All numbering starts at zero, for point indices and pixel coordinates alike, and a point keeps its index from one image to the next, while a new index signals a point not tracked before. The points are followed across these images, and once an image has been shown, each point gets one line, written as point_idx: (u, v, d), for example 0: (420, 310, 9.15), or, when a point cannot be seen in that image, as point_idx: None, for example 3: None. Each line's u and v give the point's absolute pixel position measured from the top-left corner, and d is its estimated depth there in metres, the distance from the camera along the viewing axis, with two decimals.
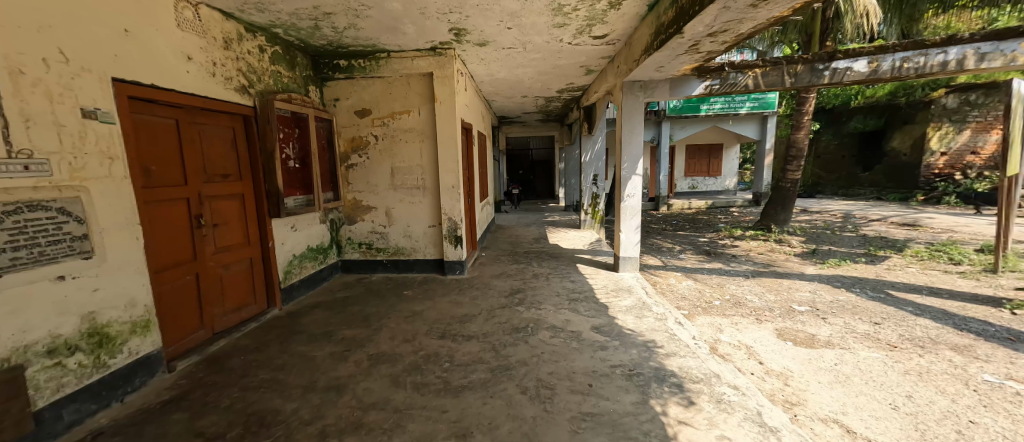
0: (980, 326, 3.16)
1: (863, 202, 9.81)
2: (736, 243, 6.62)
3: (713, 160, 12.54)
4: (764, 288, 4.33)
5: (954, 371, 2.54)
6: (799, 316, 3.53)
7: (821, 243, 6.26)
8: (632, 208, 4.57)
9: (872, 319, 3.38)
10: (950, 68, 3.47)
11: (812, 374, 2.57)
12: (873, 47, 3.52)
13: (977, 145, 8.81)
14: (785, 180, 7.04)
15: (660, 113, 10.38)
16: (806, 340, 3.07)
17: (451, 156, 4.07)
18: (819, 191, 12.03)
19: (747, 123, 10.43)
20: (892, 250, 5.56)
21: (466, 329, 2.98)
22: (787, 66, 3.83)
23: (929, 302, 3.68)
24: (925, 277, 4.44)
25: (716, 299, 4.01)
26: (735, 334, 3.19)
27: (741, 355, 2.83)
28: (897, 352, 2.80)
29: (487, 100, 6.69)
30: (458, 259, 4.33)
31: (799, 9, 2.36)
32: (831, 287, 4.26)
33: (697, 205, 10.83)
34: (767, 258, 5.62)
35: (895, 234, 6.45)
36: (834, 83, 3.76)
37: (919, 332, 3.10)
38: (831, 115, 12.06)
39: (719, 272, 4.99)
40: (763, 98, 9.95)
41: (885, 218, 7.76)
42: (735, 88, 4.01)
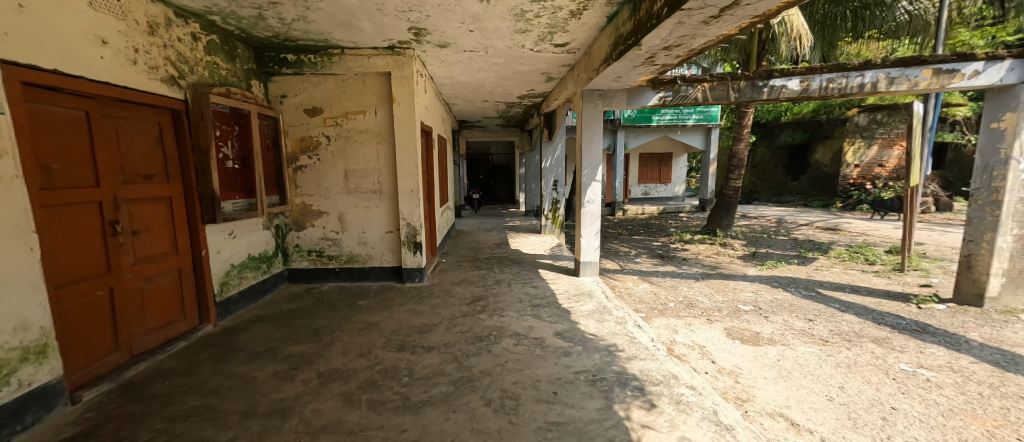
0: (893, 319, 3.55)
1: (793, 209, 10.82)
2: (686, 246, 7.00)
3: (663, 168, 13.24)
4: (712, 289, 4.59)
5: (876, 361, 2.82)
6: (745, 315, 3.76)
7: (759, 246, 6.79)
8: (592, 213, 4.66)
9: (806, 316, 3.69)
10: (868, 90, 3.84)
11: (759, 370, 2.73)
12: (804, 68, 3.86)
13: (883, 159, 10.18)
14: (728, 187, 7.56)
15: (616, 122, 10.79)
16: (751, 338, 3.27)
17: (410, 159, 3.92)
18: (756, 198, 13.11)
19: (693, 133, 11.17)
20: (818, 251, 6.15)
21: (426, 340, 2.85)
22: (731, 82, 4.12)
23: (851, 299, 4.10)
24: (846, 276, 4.94)
25: (670, 302, 4.19)
26: (689, 335, 3.33)
27: (696, 355, 2.95)
28: (828, 346, 3.07)
29: (446, 104, 6.57)
30: (417, 266, 4.16)
31: (744, 29, 2.52)
32: (770, 287, 4.61)
33: (650, 210, 11.37)
34: (714, 260, 5.98)
35: (820, 238, 7.16)
36: (772, 99, 4.08)
37: (845, 327, 3.42)
38: (765, 128, 13.21)
39: (673, 275, 5.23)
40: (707, 111, 10.66)
41: (811, 223, 8.60)
42: (686, 100, 4.23)
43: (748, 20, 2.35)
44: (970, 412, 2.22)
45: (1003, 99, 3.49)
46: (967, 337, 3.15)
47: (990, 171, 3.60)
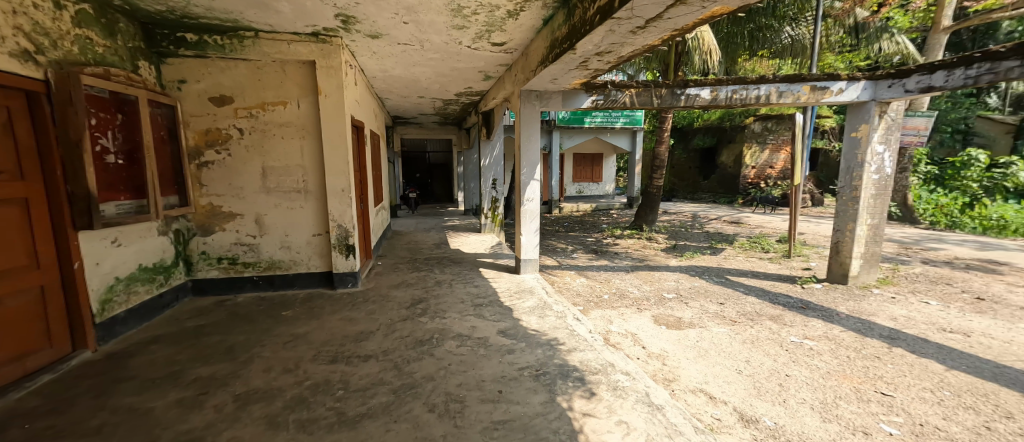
0: (785, 299, 4.15)
1: (705, 205, 12.13)
2: (617, 241, 7.48)
3: (595, 168, 14.00)
4: (640, 280, 4.96)
5: (773, 336, 3.28)
6: (669, 303, 4.13)
7: (679, 239, 7.50)
8: (531, 211, 4.75)
9: (718, 300, 4.16)
10: (764, 101, 4.40)
11: (683, 352, 3.02)
12: (713, 79, 4.33)
13: (772, 161, 11.74)
14: (652, 186, 8.22)
15: (551, 123, 11.15)
16: (675, 323, 3.60)
17: (340, 156, 3.64)
18: (674, 195, 14.44)
19: (620, 135, 11.97)
20: (726, 242, 6.97)
21: (362, 348, 2.68)
22: (654, 89, 4.46)
23: (752, 283, 4.71)
24: (748, 263, 5.66)
25: (605, 294, 4.44)
26: (622, 324, 3.57)
27: (629, 342, 3.17)
28: (736, 326, 3.49)
29: (378, 98, 6.24)
30: (350, 271, 3.89)
31: (665, 40, 2.75)
32: (688, 276, 5.12)
33: (584, 208, 11.95)
34: (641, 253, 6.48)
35: (727, 230, 8.13)
36: (688, 106, 4.51)
37: (749, 308, 3.93)
38: (681, 132, 14.58)
39: (606, 268, 5.56)
40: (633, 115, 11.44)
41: (720, 217, 9.73)
42: (616, 104, 4.52)
43: (669, 33, 2.57)
44: (840, 372, 2.69)
45: (859, 114, 4.25)
46: (837, 310, 3.80)
47: (852, 173, 4.36)
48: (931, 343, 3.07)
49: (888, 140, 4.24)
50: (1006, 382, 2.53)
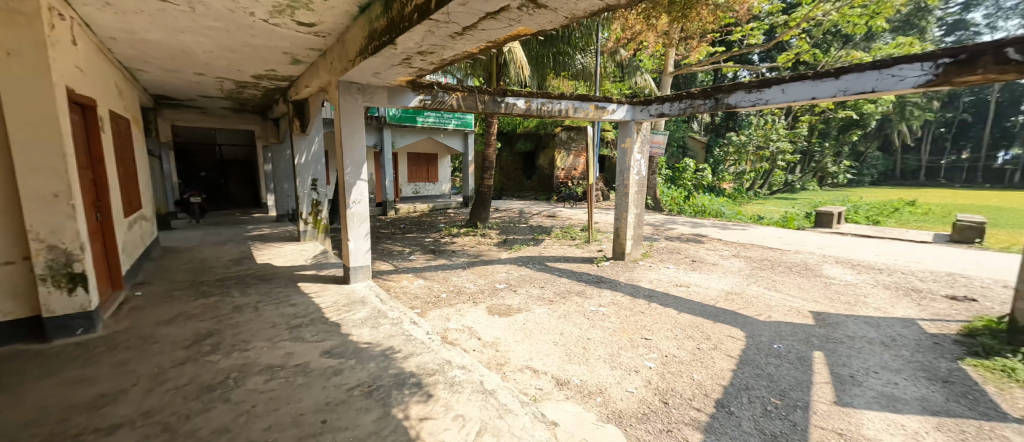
0: (587, 277, 5.10)
1: (529, 202, 13.76)
2: (455, 239, 7.68)
3: (431, 168, 13.97)
4: (476, 275, 5.23)
5: (579, 308, 3.99)
6: (500, 293, 4.49)
7: (509, 233, 8.26)
8: (359, 213, 4.36)
9: (540, 284, 4.79)
10: (565, 114, 5.26)
11: (512, 336, 3.33)
12: (526, 92, 4.92)
13: (574, 165, 14.25)
14: (483, 185, 8.73)
15: (381, 119, 10.52)
16: (506, 310, 3.95)
17: (47, 147, 2.47)
18: (504, 194, 15.82)
19: (452, 137, 12.20)
20: (545, 234, 8.09)
21: (105, 417, 1.90)
22: (478, 94, 4.75)
23: (565, 266, 5.62)
24: (562, 250, 6.71)
25: (443, 292, 4.49)
26: (459, 319, 3.68)
27: (466, 336, 3.30)
28: (553, 305, 4.09)
29: (123, 67, 4.55)
30: (79, 310, 2.72)
31: (482, 50, 2.95)
32: (517, 266, 5.70)
33: (421, 208, 11.79)
34: (476, 249, 6.83)
35: (546, 223, 9.44)
36: (508, 112, 5.00)
37: (562, 287, 4.66)
38: (506, 136, 15.85)
39: (444, 267, 5.63)
40: (464, 118, 11.82)
41: (540, 212, 11.22)
42: (443, 106, 4.60)
43: (485, 43, 2.77)
44: (621, 328, 3.49)
45: (626, 130, 5.57)
46: (620, 281, 4.91)
47: (623, 176, 5.65)
48: (671, 296, 4.33)
49: (643, 151, 5.69)
50: (706, 315, 3.79)
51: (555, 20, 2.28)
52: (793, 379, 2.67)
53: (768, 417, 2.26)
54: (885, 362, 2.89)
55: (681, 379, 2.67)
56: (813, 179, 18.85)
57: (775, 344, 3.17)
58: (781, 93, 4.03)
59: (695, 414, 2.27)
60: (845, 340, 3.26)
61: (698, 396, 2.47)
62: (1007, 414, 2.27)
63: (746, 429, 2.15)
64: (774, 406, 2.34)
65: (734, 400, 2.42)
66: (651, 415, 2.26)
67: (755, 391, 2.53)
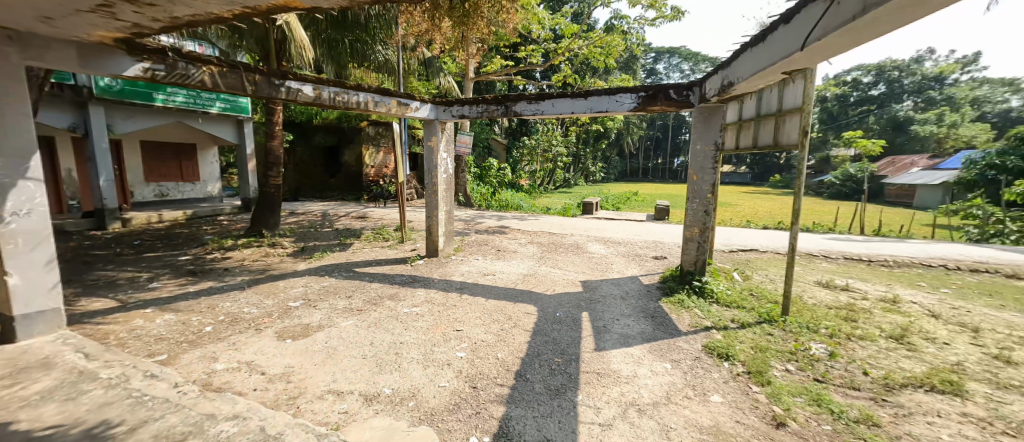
0: (400, 278, 4.91)
1: (334, 203, 12.25)
2: (228, 254, 6.03)
3: (186, 163, 10.52)
4: (260, 295, 4.24)
5: (391, 313, 3.79)
6: (295, 312, 3.79)
7: (307, 240, 7.09)
8: (31, 231, 2.88)
9: (347, 294, 4.30)
10: (364, 107, 4.83)
11: (311, 360, 2.86)
12: (313, 77, 4.27)
13: (385, 162, 13.72)
14: (268, 185, 7.15)
15: (82, 92, 7.02)
16: (302, 331, 3.36)
17: None
18: (301, 194, 13.51)
19: (221, 124, 9.45)
20: (354, 237, 7.35)
21: None
22: (245, 73, 3.81)
23: (376, 270, 5.25)
24: (373, 253, 6.25)
25: (208, 324, 3.43)
26: (233, 356, 2.89)
27: (243, 376, 2.61)
28: (362, 314, 3.75)
29: None
30: None
31: (237, 15, 2.38)
32: (318, 277, 4.95)
33: (171, 216, 8.75)
34: (261, 264, 5.56)
35: (355, 225, 8.61)
36: (290, 100, 4.22)
37: (373, 294, 4.33)
38: (299, 128, 13.48)
39: (210, 291, 4.33)
40: (235, 101, 9.30)
41: (348, 213, 10.16)
42: (188, 82, 3.48)
43: (240, 8, 2.27)
44: (435, 325, 3.52)
45: (431, 129, 5.59)
46: (433, 278, 4.95)
47: (432, 174, 5.68)
48: (480, 285, 4.67)
49: (449, 150, 5.86)
50: (508, 298, 4.27)
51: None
52: (570, 338, 3.31)
53: (553, 375, 2.72)
54: (623, 311, 3.96)
55: (488, 361, 2.91)
56: (580, 177, 24.15)
57: (558, 313, 3.86)
58: (551, 106, 4.89)
59: (500, 390, 2.51)
60: (601, 299, 4.29)
61: (501, 373, 2.73)
62: (680, 331, 3.49)
63: (538, 391, 2.51)
64: (558, 365, 2.83)
65: (530, 367, 2.80)
66: (462, 403, 2.36)
67: (544, 355, 3.00)
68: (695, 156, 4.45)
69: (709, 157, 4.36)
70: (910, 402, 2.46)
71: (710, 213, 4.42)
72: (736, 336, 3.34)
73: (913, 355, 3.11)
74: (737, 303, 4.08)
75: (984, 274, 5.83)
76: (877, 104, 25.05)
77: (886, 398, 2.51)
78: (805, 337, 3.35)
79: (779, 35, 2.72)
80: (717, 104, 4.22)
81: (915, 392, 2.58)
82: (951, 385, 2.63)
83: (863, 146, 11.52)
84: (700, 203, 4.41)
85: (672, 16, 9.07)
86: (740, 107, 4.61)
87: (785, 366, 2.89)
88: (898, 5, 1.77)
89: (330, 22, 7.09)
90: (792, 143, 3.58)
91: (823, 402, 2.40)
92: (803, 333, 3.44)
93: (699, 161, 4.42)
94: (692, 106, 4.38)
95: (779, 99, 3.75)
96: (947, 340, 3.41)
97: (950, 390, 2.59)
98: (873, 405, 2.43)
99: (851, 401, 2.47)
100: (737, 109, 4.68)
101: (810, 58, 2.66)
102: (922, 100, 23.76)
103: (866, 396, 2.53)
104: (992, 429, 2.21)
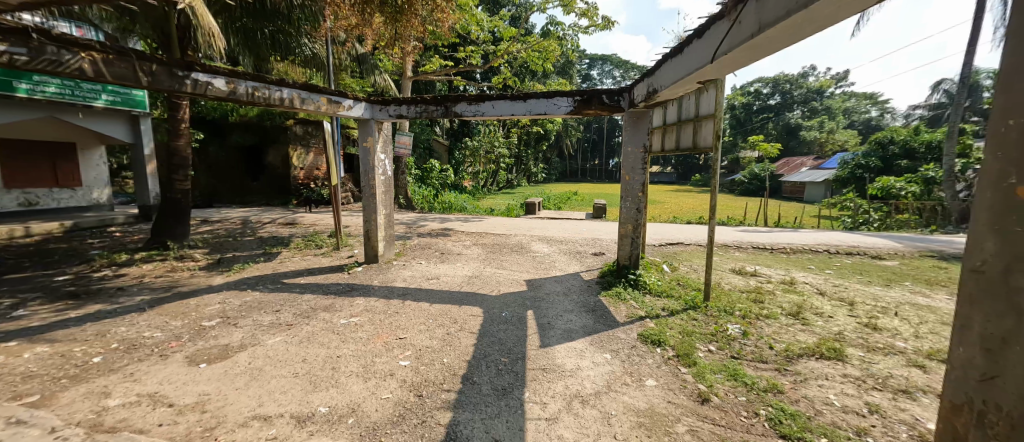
0: (336, 287, 4.60)
1: (257, 208, 11.11)
2: (122, 271, 5.17)
3: (61, 165, 8.83)
4: (165, 317, 3.69)
5: (327, 326, 3.53)
6: (211, 332, 3.37)
7: (225, 251, 6.33)
8: None
9: (273, 309, 3.91)
10: (288, 104, 4.43)
11: (231, 384, 2.56)
12: (227, 69, 3.82)
13: (317, 164, 12.56)
14: (174, 190, 6.27)
15: None
16: (220, 353, 3.00)
17: None
18: (216, 200, 12.04)
19: (110, 120, 8.13)
20: (281, 246, 6.71)
21: None
22: (139, 62, 3.32)
23: (308, 281, 4.86)
24: (304, 262, 5.77)
25: (96, 355, 2.92)
26: (132, 389, 2.48)
27: (144, 411, 2.26)
28: (293, 329, 3.45)
29: None
30: None
31: None
32: (239, 291, 4.45)
33: (43, 229, 7.31)
34: (167, 280, 4.85)
35: (282, 232, 7.87)
36: (198, 94, 3.76)
37: (305, 306, 4.00)
38: (212, 126, 12.02)
39: (99, 316, 3.68)
40: (126, 93, 8.00)
41: (274, 220, 9.27)
42: (60, 69, 2.94)
43: None
44: (375, 335, 3.34)
45: (366, 129, 5.29)
46: (373, 285, 4.71)
47: (369, 176, 5.39)
48: (424, 290, 4.53)
49: (386, 151, 5.59)
50: (453, 301, 4.20)
51: None
52: (515, 337, 3.35)
53: (500, 375, 2.73)
54: (566, 306, 4.12)
55: (433, 367, 2.83)
56: (523, 178, 24.53)
57: (503, 313, 3.89)
58: (492, 108, 4.90)
59: (446, 396, 2.46)
60: (545, 297, 4.40)
61: (447, 378, 2.68)
62: (618, 322, 3.71)
63: (485, 392, 2.51)
64: (503, 365, 2.85)
65: (476, 370, 2.78)
66: (406, 413, 2.28)
67: (491, 356, 3.00)
68: (627, 157, 4.75)
69: (638, 158, 4.69)
70: (805, 369, 2.87)
71: (641, 210, 4.74)
72: (667, 323, 3.63)
73: (807, 328, 3.62)
74: (667, 292, 4.44)
75: (857, 256, 6.98)
76: (774, 112, 28.76)
77: (787, 367, 2.90)
78: (723, 319, 3.74)
79: (694, 48, 3.01)
80: (645, 109, 4.56)
81: (809, 360, 3.01)
82: (835, 352, 3.11)
83: (764, 149, 13.17)
84: (633, 201, 4.72)
85: (603, 25, 9.59)
86: (664, 112, 5.02)
87: (708, 346, 3.20)
88: (786, 26, 2.05)
89: (247, 10, 6.47)
90: (708, 146, 3.97)
91: (739, 376, 2.71)
92: (721, 316, 3.84)
93: (630, 162, 4.73)
94: (622, 110, 4.67)
95: (696, 106, 4.15)
96: (831, 313, 4.03)
97: (833, 355, 3.06)
98: (778, 374, 2.79)
99: (761, 372, 2.81)
100: (661, 114, 5.10)
101: (718, 70, 2.98)
102: (808, 109, 27.84)
103: (772, 367, 2.90)
104: (864, 385, 2.65)
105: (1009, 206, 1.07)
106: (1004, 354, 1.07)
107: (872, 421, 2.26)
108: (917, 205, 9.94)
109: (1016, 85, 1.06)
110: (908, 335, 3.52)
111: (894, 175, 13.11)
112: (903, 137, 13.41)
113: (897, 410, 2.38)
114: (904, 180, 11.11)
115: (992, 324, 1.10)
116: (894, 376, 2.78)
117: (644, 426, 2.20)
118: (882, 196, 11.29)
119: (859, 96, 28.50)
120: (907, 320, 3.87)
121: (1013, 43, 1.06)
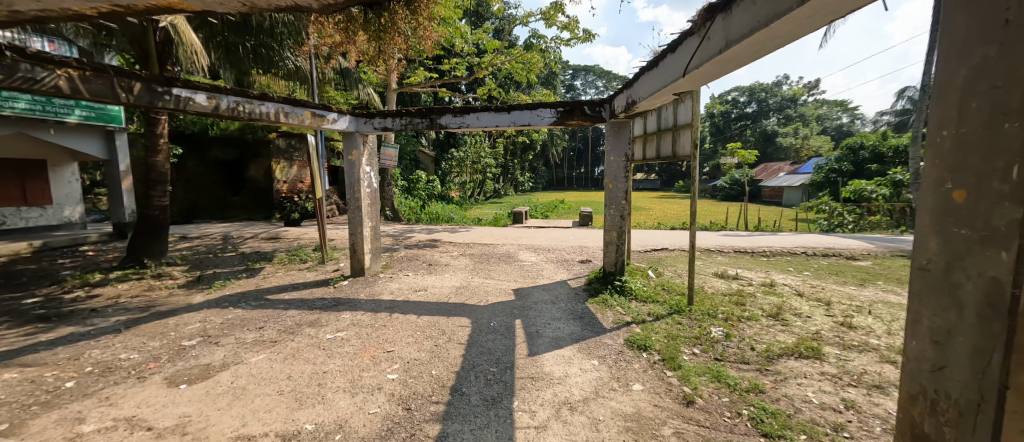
0: (322, 303, 4.52)
1: (237, 223, 10.87)
2: (95, 292, 4.99)
3: (30, 183, 8.53)
4: (142, 338, 3.57)
5: (313, 341, 3.48)
6: (191, 351, 3.28)
7: (205, 268, 6.16)
8: None
9: (257, 326, 3.84)
10: (272, 118, 4.39)
11: (213, 405, 2.49)
12: (208, 84, 3.77)
13: (301, 177, 12.28)
14: (151, 206, 6.09)
15: None
16: (201, 372, 2.92)
17: None
18: (196, 216, 11.75)
19: (83, 136, 7.86)
20: (264, 260, 6.59)
21: None
22: (116, 77, 3.27)
23: (293, 296, 4.78)
24: (289, 277, 5.65)
25: (69, 379, 2.81)
26: (107, 413, 2.40)
27: (121, 435, 2.20)
28: (276, 346, 3.39)
29: None
30: None
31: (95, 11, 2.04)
32: (220, 309, 4.34)
33: (11, 249, 7.02)
34: (143, 300, 4.68)
35: (264, 247, 7.73)
36: (176, 109, 3.69)
37: (289, 322, 3.94)
38: (191, 140, 11.83)
39: (71, 338, 3.54)
40: (102, 109, 7.76)
41: (256, 235, 9.09)
42: (35, 87, 2.91)
43: (109, 6, 2.19)
44: (362, 349, 3.31)
45: (351, 142, 5.24)
46: (360, 299, 4.64)
47: (354, 189, 5.35)
48: (411, 303, 4.50)
49: (372, 163, 5.56)
50: (442, 312, 4.20)
51: (225, 1, 2.29)
52: (504, 346, 3.37)
53: (489, 385, 2.74)
54: (554, 314, 4.15)
55: (421, 379, 2.82)
56: (510, 187, 24.57)
57: (492, 323, 3.89)
58: (477, 120, 4.93)
59: (434, 408, 2.45)
60: (532, 305, 4.43)
61: (436, 390, 2.67)
62: (605, 328, 3.76)
63: (474, 403, 2.51)
64: (492, 376, 2.86)
65: (465, 381, 2.78)
66: (395, 427, 2.26)
67: (479, 367, 3.00)
68: (610, 166, 4.87)
69: (620, 167, 4.83)
70: (785, 368, 2.96)
71: (625, 217, 4.83)
72: (652, 328, 3.71)
73: (786, 329, 3.74)
74: (653, 297, 4.53)
75: (833, 257, 7.23)
76: (751, 120, 29.70)
77: (768, 367, 2.98)
78: (706, 323, 3.82)
79: (668, 61, 3.15)
80: (625, 118, 4.67)
81: (788, 359, 3.10)
82: (812, 351, 3.21)
83: (743, 155, 13.53)
84: (617, 208, 4.87)
85: (584, 38, 9.81)
86: (644, 122, 5.17)
87: (692, 350, 3.27)
88: (751, 42, 2.17)
89: (229, 26, 6.46)
90: (686, 154, 4.09)
91: (722, 377, 2.77)
92: (705, 319, 3.92)
93: (613, 170, 4.87)
94: (604, 121, 4.80)
95: (674, 115, 4.31)
96: (809, 314, 4.16)
97: (812, 354, 3.17)
98: (758, 375, 2.87)
99: (743, 373, 2.88)
100: (642, 124, 5.24)
101: (691, 83, 3.13)
102: (783, 116, 28.79)
103: (754, 367, 2.98)
104: (841, 382, 2.75)
105: (947, 209, 1.17)
106: (949, 345, 1.17)
107: (848, 417, 2.35)
108: (887, 207, 10.38)
109: (945, 104, 1.18)
110: (881, 332, 3.68)
111: (865, 178, 13.62)
112: (873, 142, 13.97)
113: (871, 406, 2.47)
114: (875, 183, 11.52)
115: (939, 316, 1.20)
116: (868, 372, 2.89)
117: (631, 430, 2.24)
118: (855, 199, 11.68)
119: (831, 103, 29.75)
120: (880, 318, 4.03)
121: (942, 65, 1.19)
